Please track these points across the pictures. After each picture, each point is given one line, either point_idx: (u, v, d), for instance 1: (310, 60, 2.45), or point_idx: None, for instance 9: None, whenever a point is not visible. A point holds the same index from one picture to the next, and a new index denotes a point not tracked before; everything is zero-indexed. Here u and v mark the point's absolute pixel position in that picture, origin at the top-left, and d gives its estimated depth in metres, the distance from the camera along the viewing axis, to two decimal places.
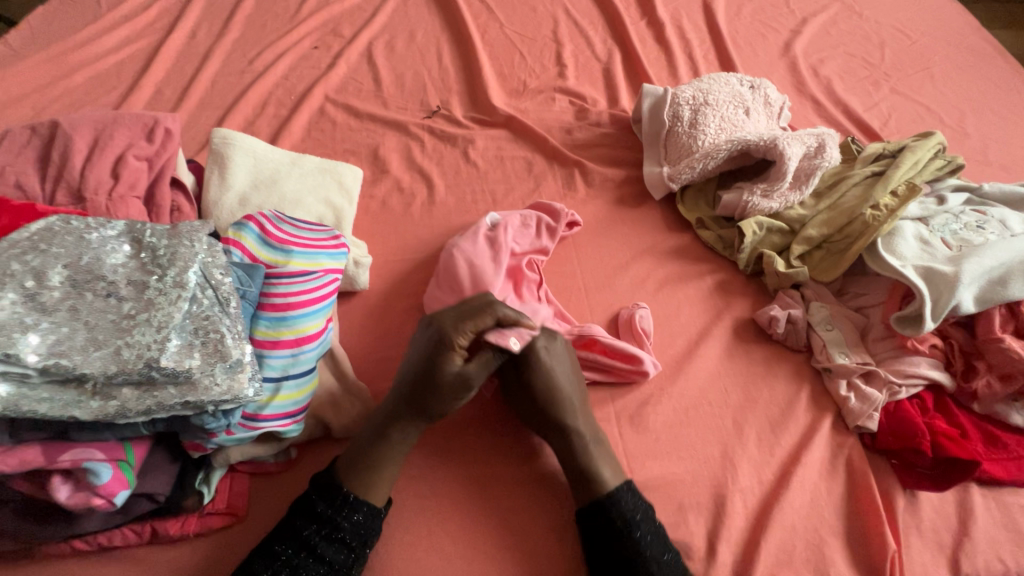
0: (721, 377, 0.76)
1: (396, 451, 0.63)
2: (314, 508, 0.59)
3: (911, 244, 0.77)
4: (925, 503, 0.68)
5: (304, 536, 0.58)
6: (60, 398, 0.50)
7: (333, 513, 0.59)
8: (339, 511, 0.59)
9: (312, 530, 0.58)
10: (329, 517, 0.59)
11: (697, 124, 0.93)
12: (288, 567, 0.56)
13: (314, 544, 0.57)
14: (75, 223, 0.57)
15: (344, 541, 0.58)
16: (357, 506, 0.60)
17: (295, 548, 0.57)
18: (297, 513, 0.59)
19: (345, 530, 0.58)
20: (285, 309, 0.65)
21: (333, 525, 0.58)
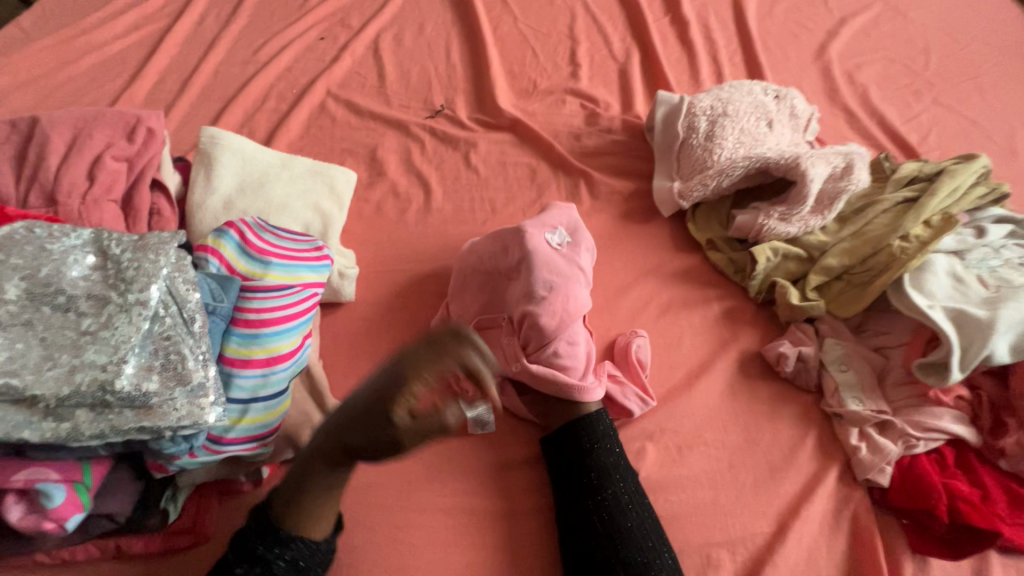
0: (721, 415, 0.71)
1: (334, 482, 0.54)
2: (251, 546, 0.54)
3: (943, 281, 0.70)
4: (938, 569, 0.62)
5: (254, 554, 0.53)
6: (10, 419, 0.48)
7: (266, 552, 0.53)
8: (274, 549, 0.53)
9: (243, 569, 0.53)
10: (262, 557, 0.53)
11: (713, 136, 0.87)
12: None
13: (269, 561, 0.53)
14: (38, 232, 0.55)
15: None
16: (297, 543, 0.54)
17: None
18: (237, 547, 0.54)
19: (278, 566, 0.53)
20: (258, 326, 0.62)
21: (266, 564, 0.53)
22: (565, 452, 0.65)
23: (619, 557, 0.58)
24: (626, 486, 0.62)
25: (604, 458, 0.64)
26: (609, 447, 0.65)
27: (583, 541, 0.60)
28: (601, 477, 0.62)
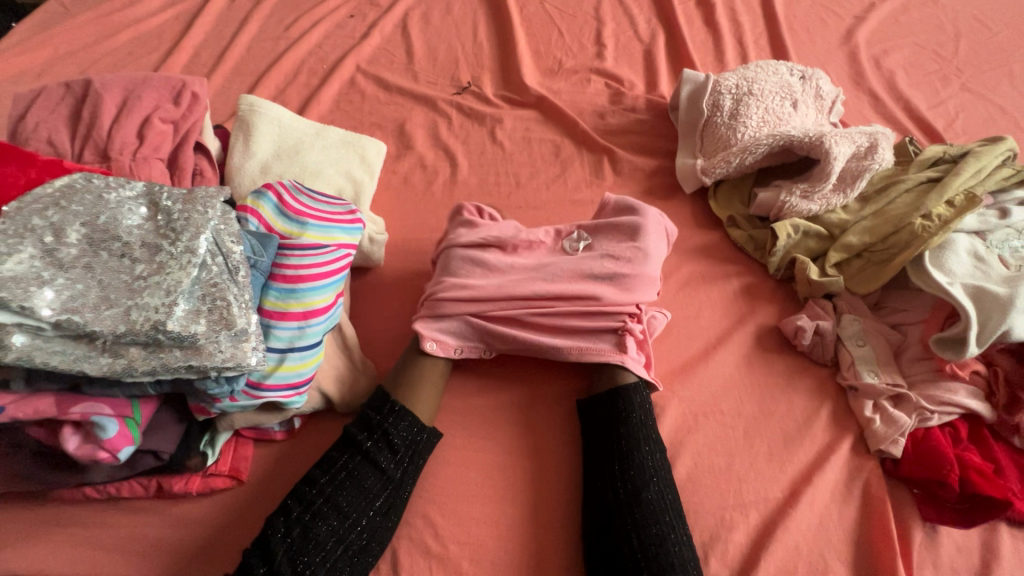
0: (737, 385, 0.73)
1: (430, 372, 0.68)
2: (367, 418, 0.64)
3: (963, 259, 0.71)
4: (947, 538, 0.63)
5: (373, 423, 0.64)
6: (71, 353, 0.52)
7: (382, 419, 0.64)
8: (388, 419, 0.64)
9: (365, 437, 0.63)
10: (378, 424, 0.63)
11: (737, 115, 0.88)
12: (345, 471, 0.60)
13: (367, 449, 0.62)
14: (96, 182, 0.58)
15: (394, 449, 0.62)
16: (402, 415, 0.64)
17: (351, 454, 0.62)
18: (353, 423, 0.64)
19: (394, 437, 0.63)
20: (295, 281, 0.65)
21: (383, 431, 0.63)
22: (600, 420, 0.66)
23: (637, 531, 0.59)
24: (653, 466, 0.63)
25: (632, 432, 0.64)
26: (642, 419, 0.66)
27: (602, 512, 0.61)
28: (631, 447, 0.64)
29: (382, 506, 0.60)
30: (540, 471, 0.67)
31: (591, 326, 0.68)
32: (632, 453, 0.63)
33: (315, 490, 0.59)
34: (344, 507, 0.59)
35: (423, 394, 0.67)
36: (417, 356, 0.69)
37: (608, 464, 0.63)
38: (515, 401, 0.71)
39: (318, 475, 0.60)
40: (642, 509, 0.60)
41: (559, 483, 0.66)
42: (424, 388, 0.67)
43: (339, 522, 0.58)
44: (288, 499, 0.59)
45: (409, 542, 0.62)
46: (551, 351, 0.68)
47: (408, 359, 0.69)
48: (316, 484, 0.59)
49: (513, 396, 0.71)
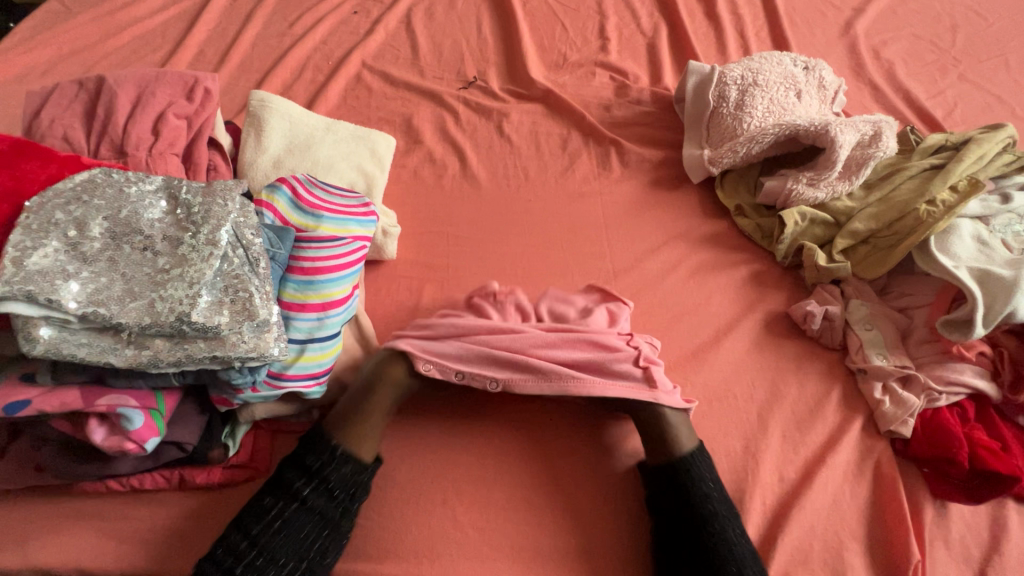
0: (748, 370, 0.74)
1: (379, 405, 0.64)
2: (303, 462, 0.60)
3: (967, 244, 0.72)
4: (956, 515, 0.65)
5: (310, 468, 0.59)
6: (97, 345, 0.52)
7: (322, 466, 0.59)
8: (328, 464, 0.60)
9: (302, 483, 0.59)
10: (317, 469, 0.59)
11: (743, 105, 0.89)
12: (280, 521, 0.57)
13: (304, 496, 0.58)
14: (116, 177, 0.59)
15: (332, 494, 0.59)
16: (345, 457, 0.60)
17: (287, 502, 0.58)
18: (287, 467, 0.60)
19: (333, 481, 0.59)
20: (313, 273, 0.65)
21: (322, 477, 0.59)
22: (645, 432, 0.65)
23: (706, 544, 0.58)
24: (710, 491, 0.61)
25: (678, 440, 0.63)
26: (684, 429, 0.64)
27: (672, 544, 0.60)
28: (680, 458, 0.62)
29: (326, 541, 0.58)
30: (576, 476, 0.66)
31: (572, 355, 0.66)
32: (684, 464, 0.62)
33: (248, 542, 0.55)
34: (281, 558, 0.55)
35: (372, 431, 0.63)
36: (362, 391, 0.64)
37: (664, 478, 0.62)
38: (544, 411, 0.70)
39: (251, 524, 0.56)
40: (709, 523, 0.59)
41: (604, 489, 0.66)
42: (372, 425, 0.63)
43: (276, 572, 0.55)
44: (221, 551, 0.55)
45: (430, 530, 0.62)
46: (553, 374, 0.64)
47: (362, 389, 0.64)
48: (248, 535, 0.56)
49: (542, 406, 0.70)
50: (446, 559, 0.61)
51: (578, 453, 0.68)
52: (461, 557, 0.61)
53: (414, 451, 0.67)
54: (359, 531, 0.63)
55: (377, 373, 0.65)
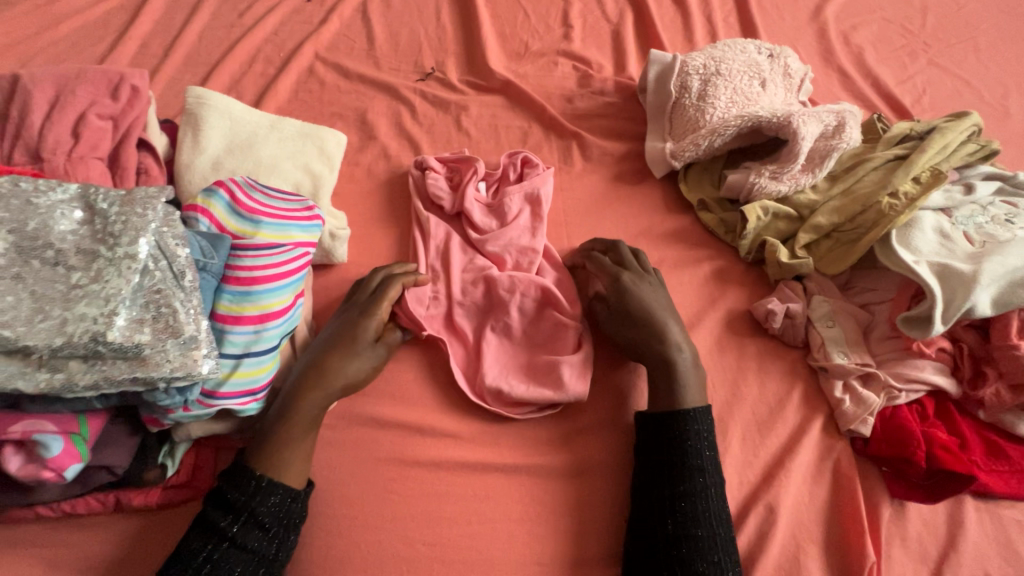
0: (708, 370, 0.72)
1: (306, 422, 0.60)
2: (229, 499, 0.56)
3: (928, 238, 0.71)
4: (914, 513, 0.64)
5: (236, 505, 0.55)
6: (3, 369, 0.48)
7: (247, 499, 0.55)
8: (254, 497, 0.56)
9: (228, 522, 0.55)
10: (243, 504, 0.55)
11: (706, 96, 0.86)
12: (209, 564, 0.53)
13: (233, 535, 0.54)
14: (24, 185, 0.54)
15: (264, 528, 0.55)
16: (270, 489, 0.56)
17: (215, 542, 0.54)
18: (212, 506, 0.56)
19: (263, 514, 0.55)
20: (249, 283, 0.62)
21: (250, 511, 0.55)
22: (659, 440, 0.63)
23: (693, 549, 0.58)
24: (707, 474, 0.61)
25: (686, 425, 0.62)
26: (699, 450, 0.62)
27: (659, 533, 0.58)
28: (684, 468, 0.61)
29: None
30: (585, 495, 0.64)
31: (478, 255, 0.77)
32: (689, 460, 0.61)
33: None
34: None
35: (296, 459, 0.59)
36: (272, 425, 0.60)
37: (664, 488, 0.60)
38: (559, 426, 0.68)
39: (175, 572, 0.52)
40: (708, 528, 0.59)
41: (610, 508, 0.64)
42: (301, 452, 0.60)
43: None
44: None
45: (380, 546, 0.60)
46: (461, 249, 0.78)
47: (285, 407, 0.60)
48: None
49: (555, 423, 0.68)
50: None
51: (535, 490, 0.64)
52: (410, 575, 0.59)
53: (365, 465, 0.65)
54: (305, 552, 0.60)
55: (300, 389, 0.61)
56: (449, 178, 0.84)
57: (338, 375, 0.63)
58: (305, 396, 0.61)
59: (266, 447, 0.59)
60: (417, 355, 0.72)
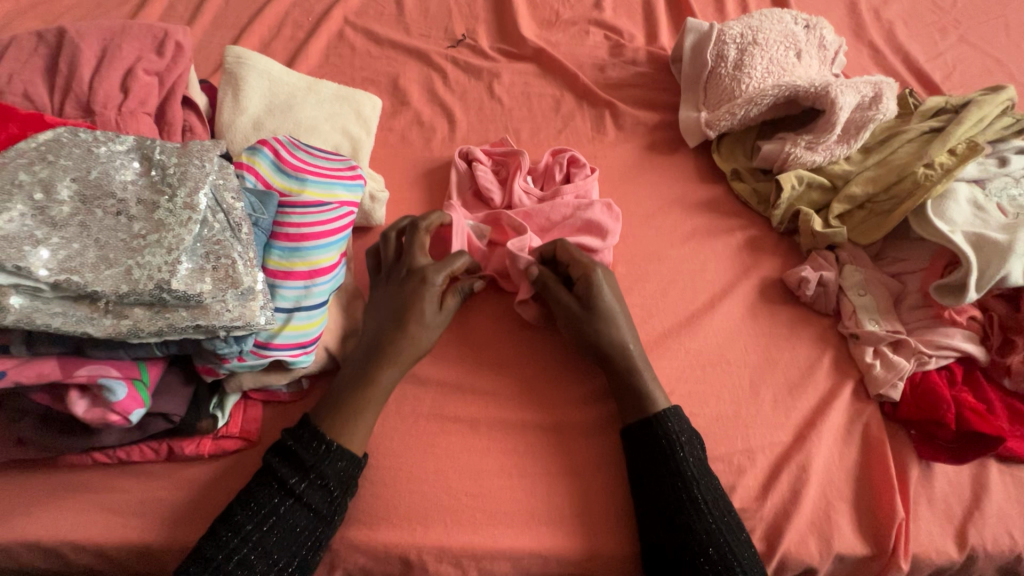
0: (741, 335, 0.74)
1: (378, 392, 0.63)
2: (297, 458, 0.59)
3: (963, 208, 0.72)
4: (940, 475, 0.67)
5: (304, 465, 0.58)
6: (73, 314, 0.50)
7: (316, 460, 0.58)
8: (322, 459, 0.58)
9: (297, 479, 0.58)
10: (312, 465, 0.58)
11: (742, 66, 0.86)
12: (274, 517, 0.56)
13: (299, 492, 0.57)
14: (82, 136, 0.55)
15: (329, 489, 0.58)
16: (339, 454, 0.59)
17: (281, 497, 0.57)
18: (281, 462, 0.59)
19: (328, 476, 0.58)
20: (298, 240, 0.63)
21: (317, 472, 0.58)
22: (639, 448, 0.62)
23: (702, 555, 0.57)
24: (689, 459, 0.61)
25: (660, 429, 0.62)
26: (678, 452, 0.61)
27: (654, 517, 0.60)
28: (669, 463, 0.60)
29: (310, 545, 0.57)
30: (587, 496, 0.63)
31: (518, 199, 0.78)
32: (666, 460, 0.61)
33: (239, 537, 0.54)
34: (274, 553, 0.55)
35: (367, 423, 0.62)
36: (348, 387, 0.63)
37: (653, 489, 0.60)
38: (545, 425, 0.67)
39: (243, 518, 0.55)
40: (709, 529, 0.58)
41: (615, 510, 0.63)
42: (370, 416, 0.62)
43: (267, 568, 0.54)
44: (206, 543, 0.54)
45: (425, 497, 0.62)
46: (508, 195, 0.79)
47: (360, 381, 0.63)
48: (241, 530, 0.55)
49: (541, 421, 0.67)
50: (441, 526, 0.61)
51: (543, 465, 0.65)
52: (453, 524, 0.61)
53: (412, 420, 0.66)
54: (355, 501, 0.63)
55: (376, 361, 0.63)
56: (496, 172, 0.83)
57: (412, 351, 0.65)
58: (385, 363, 0.63)
59: (339, 409, 0.61)
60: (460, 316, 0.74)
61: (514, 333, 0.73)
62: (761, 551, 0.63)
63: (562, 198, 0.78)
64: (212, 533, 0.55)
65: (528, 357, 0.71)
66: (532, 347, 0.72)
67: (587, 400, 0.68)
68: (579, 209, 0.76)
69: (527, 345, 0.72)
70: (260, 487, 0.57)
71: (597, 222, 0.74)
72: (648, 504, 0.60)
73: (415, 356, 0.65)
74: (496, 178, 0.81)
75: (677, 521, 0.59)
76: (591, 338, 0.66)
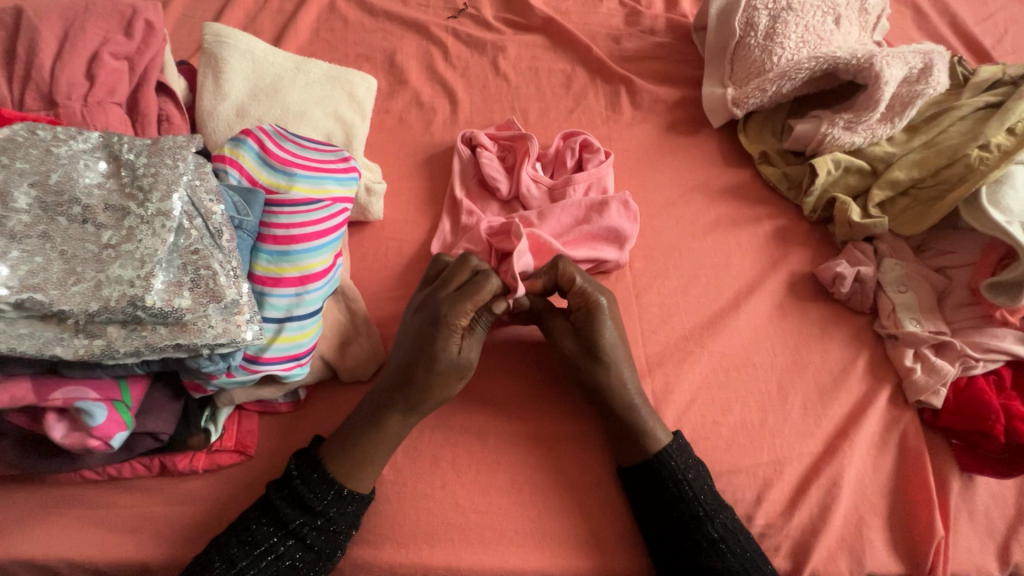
0: (768, 337, 0.68)
1: (388, 435, 0.58)
2: (303, 499, 0.55)
3: (1022, 195, 0.64)
4: (982, 487, 0.62)
5: (313, 509, 0.55)
6: (40, 335, 0.45)
7: (325, 505, 0.55)
8: (331, 504, 0.55)
9: (302, 522, 0.54)
10: (321, 510, 0.55)
11: (774, 35, 0.78)
12: (272, 556, 0.53)
13: (302, 534, 0.54)
14: (41, 133, 0.49)
15: (334, 531, 0.55)
16: (350, 498, 0.56)
17: (282, 536, 0.54)
18: (285, 500, 0.55)
19: (334, 519, 0.55)
20: (287, 243, 0.58)
21: (326, 518, 0.55)
22: (642, 490, 0.58)
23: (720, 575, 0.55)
24: (700, 495, 0.57)
25: (663, 465, 0.58)
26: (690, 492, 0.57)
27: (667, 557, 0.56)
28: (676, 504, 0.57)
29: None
30: (592, 536, 0.59)
31: (530, 190, 0.71)
32: (674, 500, 0.57)
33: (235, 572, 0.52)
34: None
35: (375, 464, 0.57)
36: (359, 423, 0.58)
37: (665, 533, 0.57)
38: (535, 461, 0.61)
39: (239, 554, 0.52)
40: (726, 558, 0.55)
41: (624, 553, 0.58)
42: (379, 459, 0.58)
43: None
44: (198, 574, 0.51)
45: (431, 514, 0.59)
46: (518, 183, 0.72)
47: (373, 423, 0.58)
48: (236, 565, 0.52)
49: (532, 457, 0.62)
50: (447, 546, 0.57)
51: (538, 503, 0.59)
52: (460, 544, 0.57)
53: (419, 435, 0.62)
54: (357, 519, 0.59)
55: (387, 406, 0.58)
56: (502, 159, 0.76)
57: (432, 396, 0.58)
58: (397, 405, 0.58)
59: (345, 450, 0.57)
60: None
61: (508, 340, 0.68)
62: (787, 569, 0.59)
63: (574, 188, 0.71)
64: (204, 564, 0.52)
65: (530, 365, 0.67)
66: (530, 357, 0.67)
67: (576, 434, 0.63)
68: (594, 210, 0.70)
69: (524, 351, 0.68)
70: (260, 520, 0.54)
71: (616, 226, 0.69)
72: (661, 542, 0.57)
73: (437, 401, 0.59)
74: (503, 167, 0.75)
75: (695, 559, 0.56)
76: (584, 377, 0.60)
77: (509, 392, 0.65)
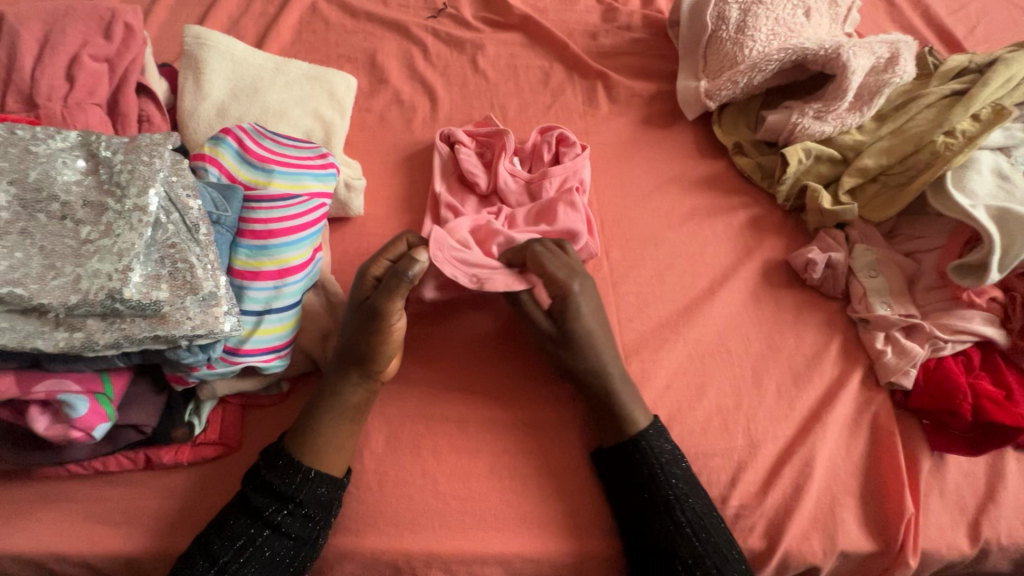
0: (742, 323, 0.70)
1: (337, 410, 0.60)
2: (273, 487, 0.56)
3: (986, 180, 0.66)
4: (953, 466, 0.63)
5: (285, 494, 0.56)
6: (20, 328, 0.46)
7: (295, 490, 0.56)
8: (300, 488, 0.56)
9: (275, 510, 0.56)
10: (291, 495, 0.56)
11: (745, 28, 0.80)
12: (251, 548, 0.54)
13: (277, 521, 0.55)
14: (20, 133, 0.51)
15: (309, 517, 0.56)
16: (319, 480, 0.57)
17: (258, 526, 0.55)
18: (256, 490, 0.56)
19: (307, 504, 0.56)
20: (266, 237, 0.59)
21: (297, 501, 0.56)
22: (620, 474, 0.59)
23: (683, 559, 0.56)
24: (674, 479, 0.59)
25: (642, 448, 0.59)
26: (669, 477, 0.59)
27: (641, 539, 0.57)
28: (649, 487, 0.58)
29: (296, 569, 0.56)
30: (569, 519, 0.60)
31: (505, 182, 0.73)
32: (652, 481, 0.58)
33: (215, 568, 0.53)
34: None
35: (338, 446, 0.59)
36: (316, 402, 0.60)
37: (640, 515, 0.58)
38: (518, 446, 0.63)
39: (219, 549, 0.53)
40: (690, 543, 0.56)
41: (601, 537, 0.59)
42: (337, 437, 0.59)
43: None
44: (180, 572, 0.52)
45: (411, 501, 0.60)
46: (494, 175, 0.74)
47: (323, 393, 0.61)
48: (217, 561, 0.53)
49: (514, 442, 0.63)
50: (429, 533, 0.58)
51: (520, 488, 0.61)
52: (444, 530, 0.58)
53: (399, 424, 0.63)
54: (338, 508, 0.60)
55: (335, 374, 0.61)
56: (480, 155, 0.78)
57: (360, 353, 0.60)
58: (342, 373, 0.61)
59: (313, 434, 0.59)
60: (433, 325, 0.69)
61: (484, 330, 0.69)
62: (761, 549, 0.60)
63: (550, 181, 0.73)
64: (185, 564, 0.53)
65: (513, 353, 0.68)
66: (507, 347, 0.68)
67: (557, 420, 0.65)
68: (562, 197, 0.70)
69: (501, 341, 0.69)
70: (234, 515, 0.55)
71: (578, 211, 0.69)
72: (636, 525, 0.58)
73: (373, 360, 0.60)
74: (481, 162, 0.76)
75: (664, 542, 0.56)
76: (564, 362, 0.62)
77: (491, 379, 0.66)
